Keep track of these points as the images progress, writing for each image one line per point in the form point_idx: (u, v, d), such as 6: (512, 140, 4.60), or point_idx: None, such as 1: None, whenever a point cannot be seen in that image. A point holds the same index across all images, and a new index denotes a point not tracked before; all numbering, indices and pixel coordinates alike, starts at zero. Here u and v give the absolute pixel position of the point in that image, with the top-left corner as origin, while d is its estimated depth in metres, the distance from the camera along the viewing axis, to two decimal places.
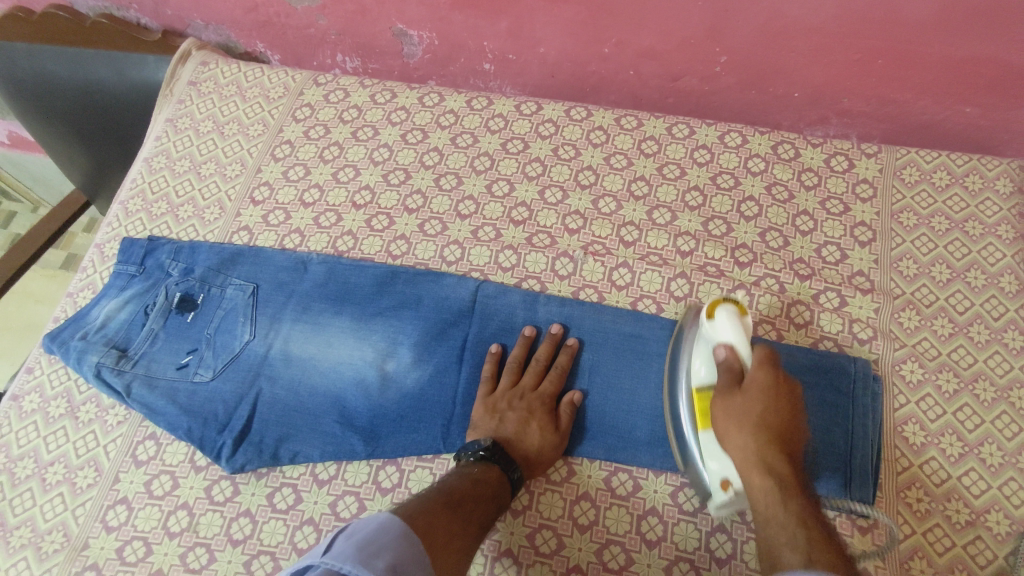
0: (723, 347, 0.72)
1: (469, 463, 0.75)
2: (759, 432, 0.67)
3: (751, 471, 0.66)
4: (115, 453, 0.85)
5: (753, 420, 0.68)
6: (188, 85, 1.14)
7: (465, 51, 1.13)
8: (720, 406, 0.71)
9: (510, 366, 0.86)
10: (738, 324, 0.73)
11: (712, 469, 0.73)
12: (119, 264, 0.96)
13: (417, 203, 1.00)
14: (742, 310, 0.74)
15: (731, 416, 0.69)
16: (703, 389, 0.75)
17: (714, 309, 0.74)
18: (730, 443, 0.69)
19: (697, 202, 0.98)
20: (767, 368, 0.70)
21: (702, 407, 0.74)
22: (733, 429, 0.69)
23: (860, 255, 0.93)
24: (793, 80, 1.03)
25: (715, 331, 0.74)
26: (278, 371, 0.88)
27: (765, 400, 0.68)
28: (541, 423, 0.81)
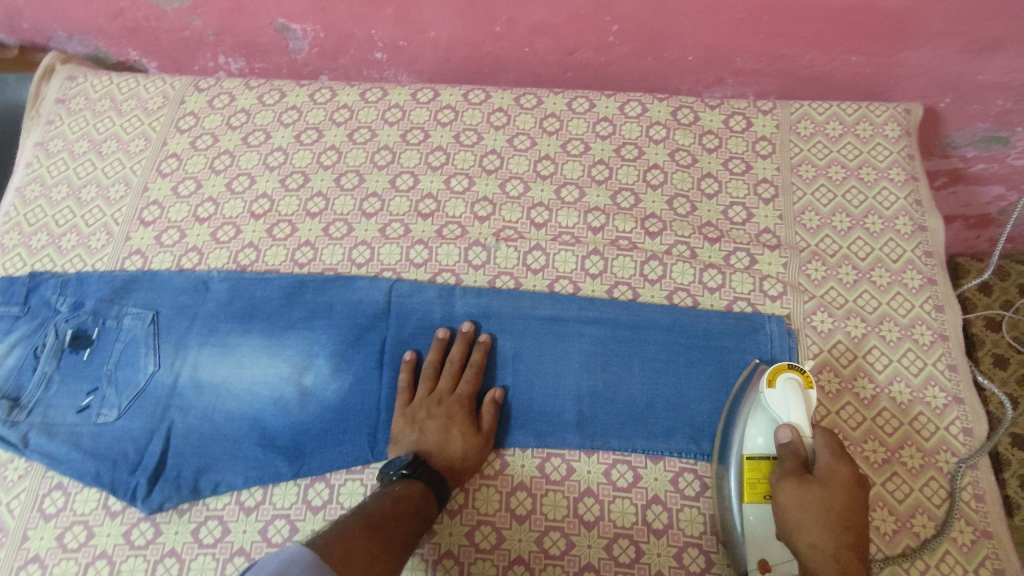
0: (788, 425, 0.73)
1: (392, 482, 0.74)
2: (839, 531, 0.66)
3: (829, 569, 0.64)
4: (20, 510, 0.79)
5: (834, 516, 0.67)
6: (56, 104, 1.06)
7: (353, 42, 1.08)
8: (791, 490, 0.69)
9: (426, 372, 0.84)
10: (802, 399, 0.74)
11: (751, 544, 0.71)
12: (0, 306, 0.89)
13: (318, 206, 0.96)
14: (805, 383, 0.75)
15: (807, 506, 0.68)
16: (755, 459, 0.74)
17: (777, 378, 0.75)
18: (800, 539, 0.67)
19: (604, 176, 0.98)
20: (839, 464, 0.70)
21: (754, 479, 0.73)
22: (809, 524, 0.67)
23: (765, 212, 0.95)
24: (685, 44, 1.03)
25: (780, 404, 0.74)
26: (189, 400, 0.84)
27: (844, 494, 0.68)
28: (462, 429, 0.80)
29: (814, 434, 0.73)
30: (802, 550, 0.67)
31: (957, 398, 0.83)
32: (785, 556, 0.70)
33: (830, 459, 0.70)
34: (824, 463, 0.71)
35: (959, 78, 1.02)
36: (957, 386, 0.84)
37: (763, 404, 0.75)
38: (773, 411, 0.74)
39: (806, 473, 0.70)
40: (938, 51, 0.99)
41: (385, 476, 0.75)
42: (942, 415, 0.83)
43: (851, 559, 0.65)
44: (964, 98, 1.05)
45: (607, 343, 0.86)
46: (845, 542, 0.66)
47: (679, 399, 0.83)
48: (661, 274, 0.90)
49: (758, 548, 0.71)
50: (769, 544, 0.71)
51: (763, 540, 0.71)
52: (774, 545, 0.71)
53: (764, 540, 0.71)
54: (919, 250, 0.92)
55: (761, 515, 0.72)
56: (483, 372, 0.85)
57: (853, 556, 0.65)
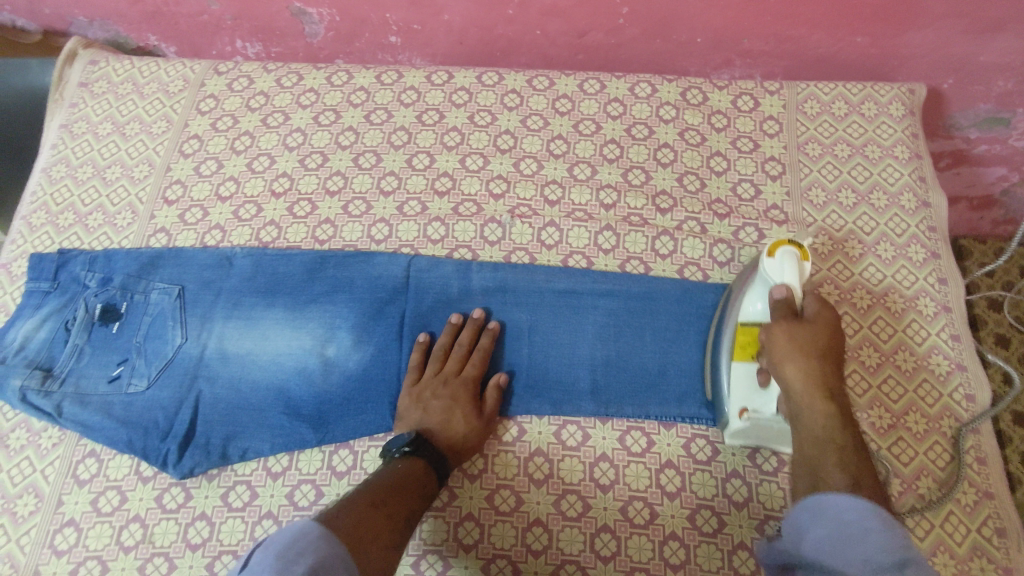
0: (781, 286, 0.75)
1: (394, 459, 0.76)
2: (821, 361, 0.71)
3: (812, 393, 0.69)
4: (55, 476, 0.82)
5: (817, 350, 0.71)
6: (79, 87, 1.08)
7: (369, 26, 1.11)
8: (780, 332, 0.72)
9: (436, 354, 0.86)
10: (797, 268, 0.75)
11: (735, 396, 0.78)
12: (31, 282, 0.91)
13: (337, 185, 0.98)
14: (801, 257, 0.77)
15: (796, 341, 0.71)
16: (747, 323, 0.78)
17: (775, 250, 0.77)
18: (784, 370, 0.71)
19: (615, 154, 1.00)
20: (825, 312, 0.74)
21: (743, 341, 0.78)
22: (793, 355, 0.71)
23: (773, 189, 0.97)
24: (694, 26, 1.05)
25: (776, 270, 0.76)
26: (216, 371, 0.86)
27: (827, 336, 0.73)
28: (465, 410, 0.81)
29: (806, 297, 0.76)
30: (787, 377, 0.71)
31: (960, 366, 0.86)
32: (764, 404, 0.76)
33: (817, 309, 0.75)
34: (811, 310, 0.75)
35: (962, 59, 1.05)
36: (960, 354, 0.87)
37: (761, 271, 0.77)
38: (769, 276, 0.76)
39: (795, 317, 0.74)
40: (942, 32, 1.01)
41: (387, 453, 0.77)
42: (946, 383, 0.85)
43: (830, 383, 0.70)
44: (967, 79, 1.08)
45: (620, 314, 0.89)
46: (827, 371, 0.70)
47: (691, 368, 0.86)
48: (672, 249, 0.92)
49: (740, 396, 0.78)
50: (752, 395, 0.77)
51: (745, 388, 0.77)
52: (755, 393, 0.77)
53: (746, 391, 0.77)
54: (923, 224, 0.94)
55: (747, 371, 0.77)
56: (489, 356, 0.87)
57: (834, 385, 0.70)
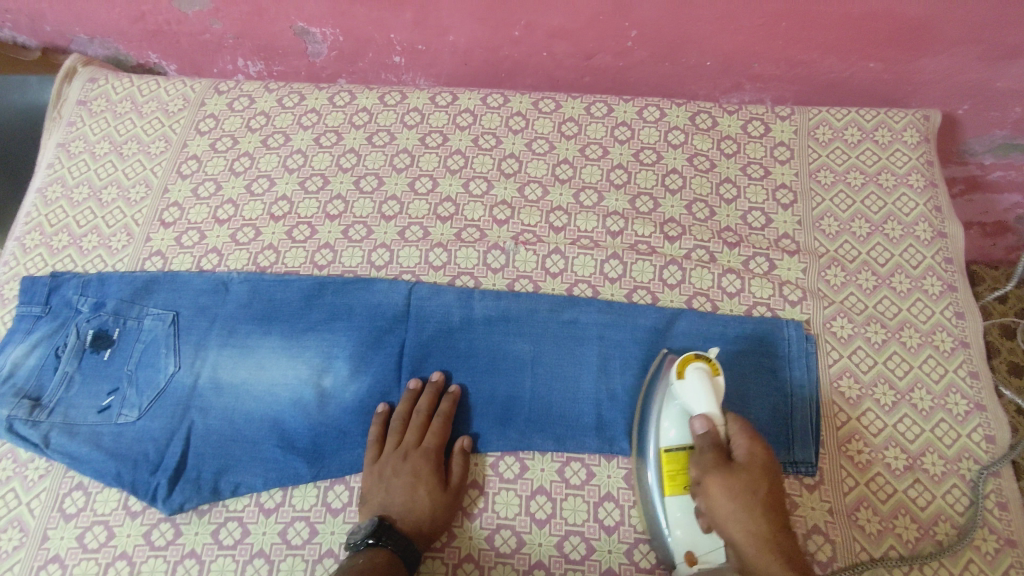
0: (701, 416, 0.72)
1: (359, 552, 0.71)
2: (765, 512, 0.66)
3: (762, 556, 0.64)
4: (40, 509, 0.79)
5: (757, 500, 0.67)
6: (77, 105, 1.06)
7: (373, 46, 1.09)
8: (716, 482, 0.68)
9: (394, 426, 0.82)
10: (710, 386, 0.72)
11: (676, 541, 0.72)
12: (22, 306, 0.89)
13: (338, 208, 0.96)
14: (713, 370, 0.74)
15: (734, 494, 0.67)
16: (670, 451, 0.73)
17: (685, 369, 0.74)
18: (728, 529, 0.66)
19: (622, 180, 0.98)
20: (754, 444, 0.70)
21: (671, 472, 0.73)
22: (735, 516, 0.66)
23: (784, 218, 0.95)
24: (704, 50, 1.03)
25: (691, 394, 0.73)
26: (209, 402, 0.84)
27: (762, 475, 0.68)
28: (428, 486, 0.77)
29: (727, 420, 0.72)
30: (735, 538, 0.66)
31: (979, 405, 0.83)
32: (710, 545, 0.70)
33: (745, 442, 0.70)
34: (740, 446, 0.70)
35: (978, 85, 1.02)
36: (978, 393, 0.83)
37: (676, 394, 0.75)
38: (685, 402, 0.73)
39: (726, 461, 0.69)
40: (958, 58, 0.99)
41: (351, 547, 0.72)
42: (964, 422, 0.82)
43: (778, 536, 0.65)
44: (983, 104, 1.05)
45: (625, 346, 0.86)
46: (771, 521, 0.66)
47: None
48: (680, 279, 0.90)
49: (684, 541, 0.71)
50: (696, 538, 0.71)
51: (688, 533, 0.71)
52: (699, 537, 0.71)
53: (687, 534, 0.71)
54: (939, 256, 0.92)
55: (682, 505, 0.72)
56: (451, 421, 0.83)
57: (780, 534, 0.66)
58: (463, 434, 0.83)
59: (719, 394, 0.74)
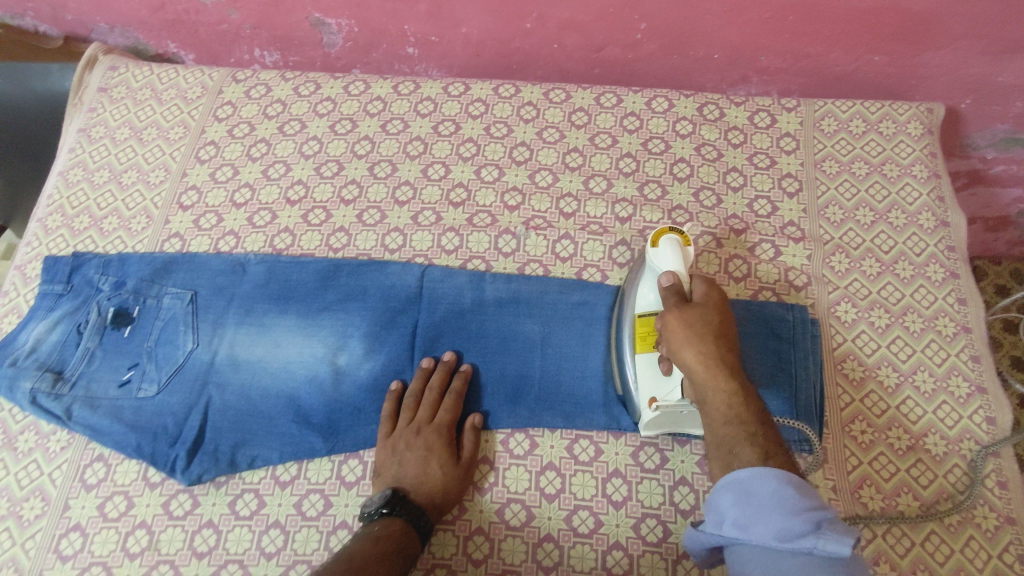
0: (668, 273, 0.76)
1: (373, 521, 0.73)
2: (717, 342, 0.69)
3: (713, 380, 0.66)
4: (62, 480, 0.81)
5: (713, 332, 0.69)
6: (98, 92, 1.09)
7: (387, 37, 1.11)
8: (675, 317, 0.71)
9: (407, 401, 0.83)
10: (680, 254, 0.78)
11: (643, 388, 0.78)
12: (44, 284, 0.91)
13: (352, 193, 0.98)
14: (684, 243, 0.79)
15: (689, 326, 0.69)
16: (644, 315, 0.80)
17: (659, 240, 0.79)
18: (683, 355, 0.69)
19: (631, 168, 1.00)
20: (712, 291, 0.74)
21: (643, 330, 0.79)
22: (689, 338, 0.68)
23: (790, 206, 0.97)
24: (711, 43, 1.05)
25: (660, 259, 0.78)
26: (226, 377, 0.86)
27: (717, 314, 0.71)
28: (441, 460, 0.79)
29: (693, 279, 0.76)
30: (688, 363, 0.68)
31: (980, 388, 0.85)
32: (669, 390, 0.76)
33: (706, 289, 0.74)
34: (699, 292, 0.74)
35: (980, 79, 1.04)
36: (980, 376, 0.85)
37: (649, 262, 0.80)
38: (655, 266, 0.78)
39: (686, 302, 0.72)
40: (961, 52, 1.01)
41: (366, 517, 0.74)
42: (965, 405, 0.84)
43: (728, 363, 0.68)
44: (986, 99, 1.07)
45: None
46: (723, 350, 0.68)
47: None
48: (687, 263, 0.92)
49: (648, 388, 0.77)
50: (659, 385, 0.77)
51: (651, 380, 0.77)
52: (661, 382, 0.77)
53: (653, 382, 0.77)
54: (942, 244, 0.94)
55: (649, 359, 0.78)
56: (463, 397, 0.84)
57: (731, 362, 0.68)
58: (475, 412, 0.84)
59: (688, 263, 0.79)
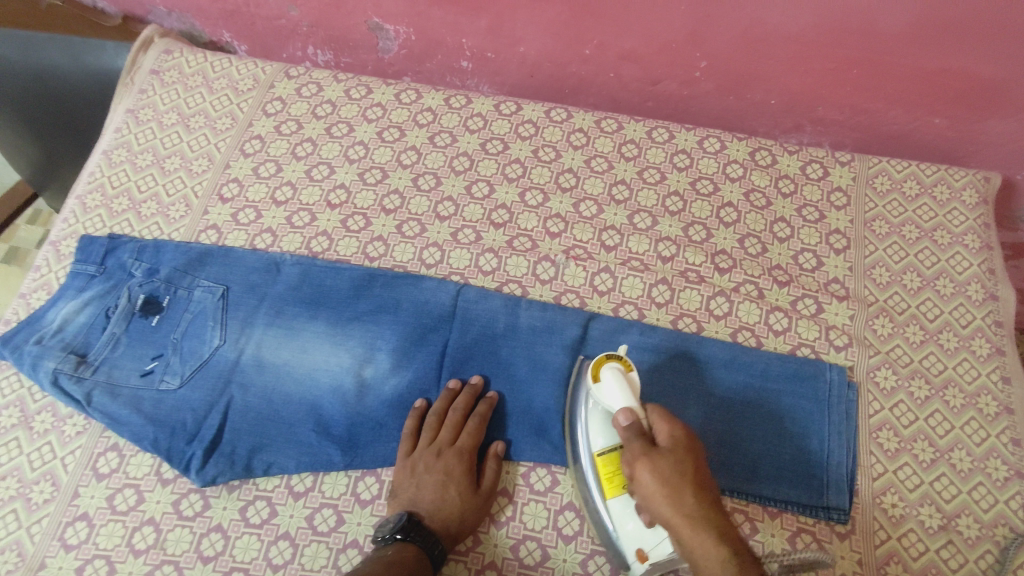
0: (622, 410, 0.71)
1: (386, 545, 0.72)
2: (696, 495, 0.63)
3: (697, 543, 0.61)
4: (74, 466, 0.80)
5: (689, 483, 0.64)
6: (150, 74, 1.08)
7: (443, 48, 1.11)
8: (644, 470, 0.65)
9: (430, 421, 0.82)
10: (624, 384, 0.73)
11: (626, 537, 0.73)
12: (76, 264, 0.91)
13: (394, 203, 0.97)
14: (626, 368, 0.76)
15: (661, 479, 0.64)
16: (604, 454, 0.75)
17: (600, 371, 0.75)
18: (659, 510, 0.64)
19: (678, 208, 0.98)
20: (673, 429, 0.68)
21: (608, 474, 0.74)
22: (665, 494, 0.63)
23: (836, 262, 0.95)
24: (770, 88, 1.04)
25: (607, 395, 0.74)
26: (250, 378, 0.84)
27: (685, 456, 0.66)
28: (459, 487, 0.77)
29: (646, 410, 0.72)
30: (665, 517, 0.63)
31: (1019, 473, 0.82)
32: (656, 542, 0.70)
33: (666, 425, 0.68)
34: (661, 434, 0.68)
35: None
36: (1019, 461, 0.82)
37: (595, 397, 0.76)
38: (604, 403, 0.74)
39: (650, 449, 0.67)
40: None
41: (379, 539, 0.72)
42: (1002, 488, 0.81)
43: (713, 518, 0.63)
44: None
45: (664, 371, 0.86)
46: (706, 506, 0.63)
47: (729, 437, 0.82)
48: (727, 311, 0.90)
49: (633, 540, 0.72)
50: (642, 534, 0.71)
51: (634, 531, 0.72)
52: (644, 532, 0.71)
53: (635, 533, 0.72)
54: (989, 318, 0.91)
55: (622, 505, 0.73)
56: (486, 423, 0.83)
57: (713, 514, 0.63)
58: (497, 439, 0.83)
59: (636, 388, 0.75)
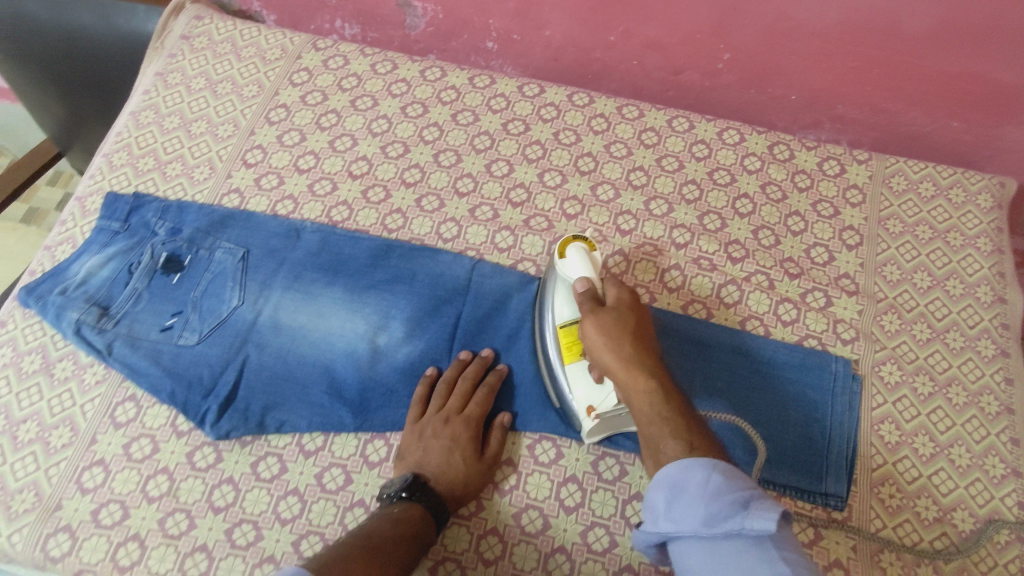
0: (581, 279, 0.77)
1: (392, 504, 0.73)
2: (635, 343, 0.71)
3: (633, 380, 0.68)
4: (92, 414, 0.82)
5: (630, 334, 0.72)
6: (181, 40, 1.10)
7: (470, 28, 1.12)
8: (592, 325, 0.72)
9: (439, 389, 0.83)
10: (587, 259, 0.79)
11: (577, 396, 0.79)
12: (102, 220, 0.93)
13: (414, 177, 0.99)
14: (591, 248, 0.81)
15: (607, 330, 0.71)
16: (566, 325, 0.80)
17: (566, 249, 0.80)
18: (602, 358, 0.71)
19: (694, 196, 0.99)
20: (624, 295, 0.75)
21: (567, 342, 0.79)
22: (607, 343, 0.71)
23: (847, 258, 0.96)
24: (791, 83, 1.04)
25: (570, 269, 0.79)
26: (266, 339, 0.86)
27: (629, 315, 0.74)
28: (465, 452, 0.79)
29: (604, 283, 0.78)
30: (607, 364, 0.71)
31: (1017, 472, 0.82)
32: (604, 396, 0.78)
33: (616, 292, 0.76)
34: (611, 296, 0.76)
35: None
36: (1018, 460, 0.83)
37: (558, 272, 0.80)
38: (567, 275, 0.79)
39: (601, 309, 0.74)
40: None
41: (385, 498, 0.74)
42: (1000, 486, 0.81)
43: (647, 361, 0.70)
44: None
45: (672, 354, 0.87)
46: (642, 351, 0.71)
47: (732, 421, 0.84)
48: (737, 299, 0.91)
49: (584, 397, 0.78)
50: (593, 391, 0.78)
51: (586, 389, 0.78)
52: (593, 389, 0.78)
53: (586, 391, 0.78)
54: (996, 320, 0.92)
55: (578, 368, 0.79)
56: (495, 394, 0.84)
57: (648, 358, 0.70)
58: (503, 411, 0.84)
59: (596, 267, 0.80)
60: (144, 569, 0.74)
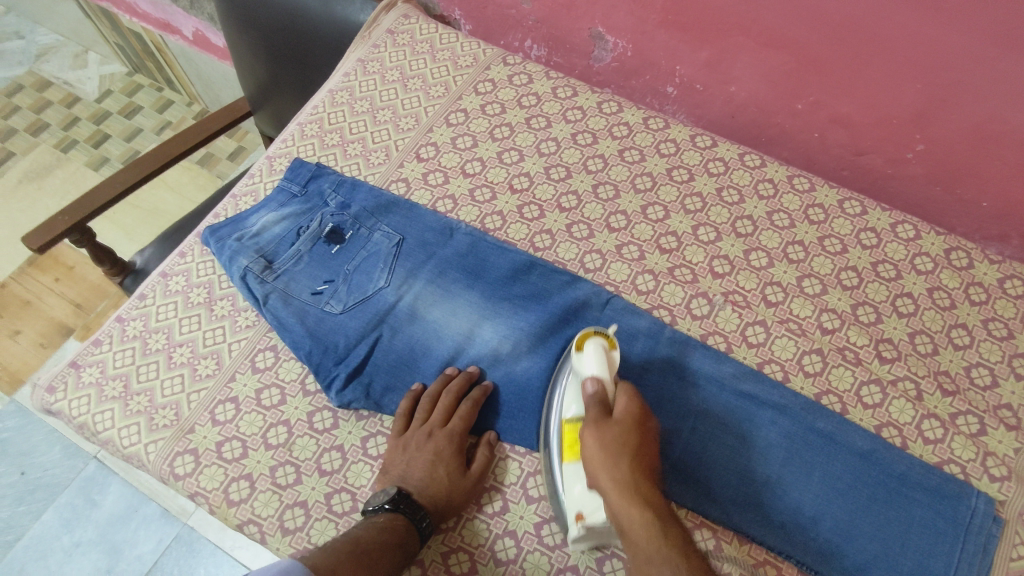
0: (592, 377, 0.74)
1: (376, 517, 0.73)
2: (634, 458, 0.67)
3: (624, 501, 0.65)
4: (237, 353, 0.89)
5: (630, 449, 0.68)
6: (386, 33, 1.19)
7: (655, 70, 1.13)
8: (593, 436, 0.69)
9: (424, 402, 0.83)
10: (602, 356, 0.75)
11: (570, 500, 0.72)
12: (285, 181, 1.01)
13: (571, 203, 1.01)
14: (609, 346, 0.77)
15: (607, 447, 0.67)
16: (572, 422, 0.75)
17: (584, 342, 0.77)
18: (599, 477, 0.67)
19: (852, 283, 0.95)
20: (632, 403, 0.71)
21: (570, 440, 0.74)
22: (605, 462, 0.67)
23: (1013, 387, 0.87)
24: (986, 189, 0.97)
25: (585, 363, 0.76)
26: (402, 324, 0.90)
27: (632, 420, 0.70)
28: (449, 467, 0.78)
29: (618, 387, 0.74)
30: (604, 485, 0.66)
31: None
32: (596, 505, 0.70)
33: (627, 399, 0.72)
34: (621, 397, 0.72)
35: None
36: None
37: (573, 366, 0.78)
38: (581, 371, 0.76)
39: (605, 414, 0.71)
40: None
41: (369, 510, 0.74)
42: None
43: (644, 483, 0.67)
44: None
45: (794, 440, 0.83)
46: (639, 468, 0.67)
47: (847, 529, 0.77)
48: (878, 400, 0.86)
49: (575, 502, 0.72)
50: (584, 496, 0.71)
51: (579, 494, 0.71)
52: (586, 496, 0.71)
53: (580, 495, 0.71)
54: None
55: (577, 471, 0.73)
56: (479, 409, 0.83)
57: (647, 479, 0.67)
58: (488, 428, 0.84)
59: (613, 366, 0.77)
60: (248, 508, 0.79)
